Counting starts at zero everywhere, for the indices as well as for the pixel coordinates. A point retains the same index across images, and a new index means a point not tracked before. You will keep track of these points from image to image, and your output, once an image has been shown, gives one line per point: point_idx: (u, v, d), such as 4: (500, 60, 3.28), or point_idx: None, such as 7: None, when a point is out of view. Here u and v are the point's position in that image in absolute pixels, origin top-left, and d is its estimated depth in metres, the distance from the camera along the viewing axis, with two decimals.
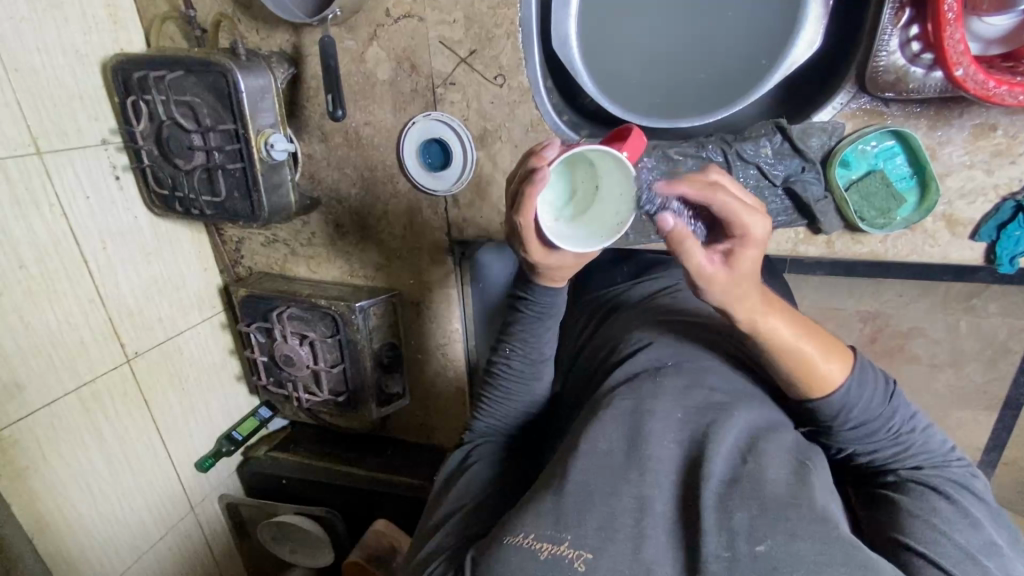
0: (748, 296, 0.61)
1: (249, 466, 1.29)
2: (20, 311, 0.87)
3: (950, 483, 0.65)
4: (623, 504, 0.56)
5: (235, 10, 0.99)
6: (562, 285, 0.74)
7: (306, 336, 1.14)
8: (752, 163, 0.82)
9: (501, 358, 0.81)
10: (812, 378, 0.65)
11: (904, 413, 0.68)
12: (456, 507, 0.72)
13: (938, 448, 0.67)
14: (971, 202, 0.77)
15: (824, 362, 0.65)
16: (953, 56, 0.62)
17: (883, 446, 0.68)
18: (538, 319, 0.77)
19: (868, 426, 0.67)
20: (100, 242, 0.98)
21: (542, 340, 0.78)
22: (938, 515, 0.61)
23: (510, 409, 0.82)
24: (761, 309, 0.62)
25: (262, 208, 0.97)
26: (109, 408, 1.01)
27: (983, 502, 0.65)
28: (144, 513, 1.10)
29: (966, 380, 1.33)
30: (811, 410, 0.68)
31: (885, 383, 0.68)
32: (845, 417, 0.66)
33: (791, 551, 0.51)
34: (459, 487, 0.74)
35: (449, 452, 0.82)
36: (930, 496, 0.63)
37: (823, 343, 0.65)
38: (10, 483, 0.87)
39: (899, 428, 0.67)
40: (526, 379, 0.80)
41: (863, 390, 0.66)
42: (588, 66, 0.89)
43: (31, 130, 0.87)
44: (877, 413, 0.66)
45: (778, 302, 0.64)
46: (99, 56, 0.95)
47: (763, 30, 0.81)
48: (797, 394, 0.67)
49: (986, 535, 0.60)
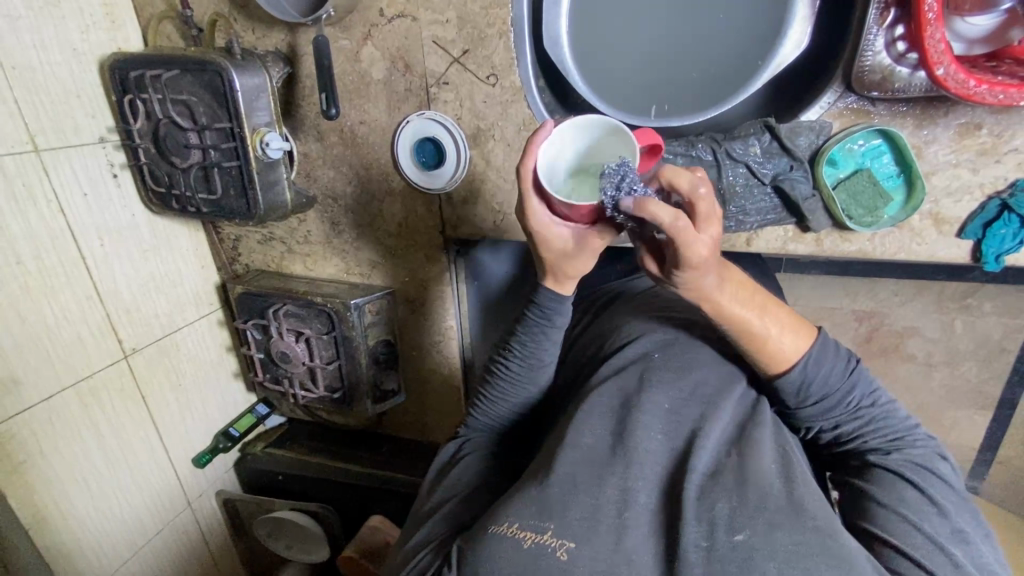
0: (699, 285, 0.64)
1: (245, 462, 1.30)
2: (18, 306, 0.88)
3: (915, 468, 0.65)
4: (607, 495, 0.57)
5: (231, 10, 1.00)
6: (566, 292, 0.76)
7: (301, 333, 1.15)
8: (742, 162, 0.83)
9: (501, 357, 0.82)
10: (766, 352, 0.68)
11: (864, 388, 0.70)
12: (445, 499, 0.73)
13: (900, 423, 0.69)
14: (957, 200, 0.78)
15: (778, 338, 0.68)
16: (934, 56, 0.63)
17: (845, 421, 0.70)
18: (544, 322, 0.77)
19: (830, 400, 0.69)
20: (97, 238, 0.99)
21: (545, 344, 0.78)
22: (907, 505, 0.61)
23: (504, 409, 0.82)
24: (716, 296, 0.65)
25: (258, 206, 0.98)
26: (105, 403, 1.02)
27: (951, 487, 0.65)
28: (140, 508, 1.11)
29: (961, 379, 1.34)
30: (775, 387, 0.71)
31: (846, 359, 0.70)
32: (806, 393, 0.69)
33: (769, 542, 0.51)
34: (450, 480, 0.75)
35: (443, 444, 0.84)
36: (898, 485, 0.64)
37: (778, 319, 0.69)
38: (7, 476, 0.88)
39: (860, 403, 0.70)
40: (523, 382, 0.81)
41: (820, 364, 0.69)
42: (578, 64, 0.90)
43: (29, 128, 0.88)
44: (837, 387, 0.69)
45: (733, 277, 0.67)
46: (97, 54, 0.96)
47: (749, 31, 0.81)
48: (761, 370, 0.71)
49: (954, 523, 0.61)
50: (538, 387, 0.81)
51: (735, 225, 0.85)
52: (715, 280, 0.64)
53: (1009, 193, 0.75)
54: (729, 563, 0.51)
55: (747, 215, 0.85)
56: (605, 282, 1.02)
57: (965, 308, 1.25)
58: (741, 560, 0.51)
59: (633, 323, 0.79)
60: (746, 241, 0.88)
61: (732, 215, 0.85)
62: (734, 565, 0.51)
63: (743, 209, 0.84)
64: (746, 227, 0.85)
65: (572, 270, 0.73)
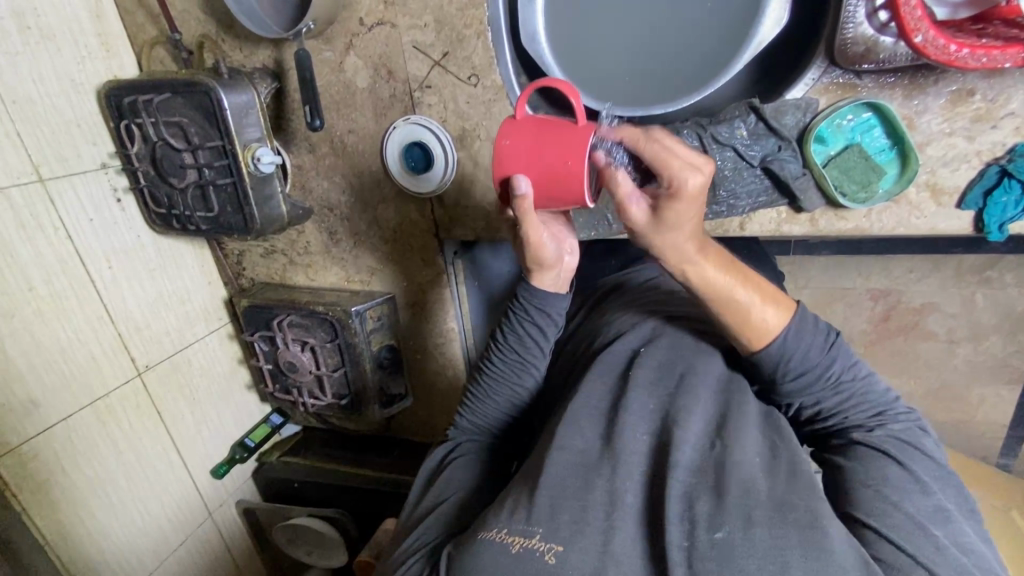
0: (678, 245, 0.64)
1: (264, 471, 1.34)
2: (32, 330, 0.92)
3: (896, 442, 0.67)
4: (594, 498, 0.59)
5: (218, 31, 1.03)
6: (538, 283, 0.79)
7: (306, 342, 1.17)
8: (728, 146, 0.81)
9: (489, 355, 0.85)
10: (748, 324, 0.69)
11: (843, 363, 0.71)
12: (434, 504, 0.74)
13: (878, 400, 0.71)
14: (954, 169, 0.75)
15: (760, 309, 0.69)
16: (911, 23, 0.61)
17: (826, 398, 0.71)
18: (528, 317, 0.80)
19: (810, 376, 0.70)
20: (105, 260, 1.02)
21: (529, 339, 0.81)
22: (889, 484, 0.63)
23: (492, 408, 0.84)
24: (691, 255, 0.65)
25: (254, 221, 1.01)
26: (122, 421, 1.06)
27: (930, 458, 0.67)
28: (164, 522, 1.15)
29: (985, 354, 1.32)
30: (754, 361, 0.72)
31: (826, 334, 0.71)
32: (786, 369, 0.70)
33: (749, 538, 0.53)
34: (438, 485, 0.76)
35: (433, 448, 0.85)
36: (878, 459, 0.66)
37: (758, 291, 0.69)
38: (31, 494, 0.92)
39: (840, 378, 0.71)
40: (511, 380, 0.83)
41: (801, 340, 0.69)
42: (557, 57, 0.89)
43: (32, 158, 0.91)
44: (817, 362, 0.70)
45: (712, 248, 0.67)
46: (94, 83, 1.00)
47: (731, 15, 0.80)
48: (740, 344, 0.72)
49: (936, 501, 0.62)
50: (526, 386, 0.84)
51: (727, 210, 0.84)
52: (695, 248, 0.65)
53: (1008, 158, 0.72)
54: (710, 561, 0.53)
55: (738, 199, 0.83)
56: (601, 278, 1.04)
57: (985, 281, 1.25)
58: (722, 557, 0.53)
59: (622, 318, 0.82)
60: (739, 225, 0.87)
61: (723, 200, 0.83)
62: (715, 563, 0.52)
63: (733, 193, 0.83)
64: (738, 211, 0.84)
65: (537, 259, 0.75)
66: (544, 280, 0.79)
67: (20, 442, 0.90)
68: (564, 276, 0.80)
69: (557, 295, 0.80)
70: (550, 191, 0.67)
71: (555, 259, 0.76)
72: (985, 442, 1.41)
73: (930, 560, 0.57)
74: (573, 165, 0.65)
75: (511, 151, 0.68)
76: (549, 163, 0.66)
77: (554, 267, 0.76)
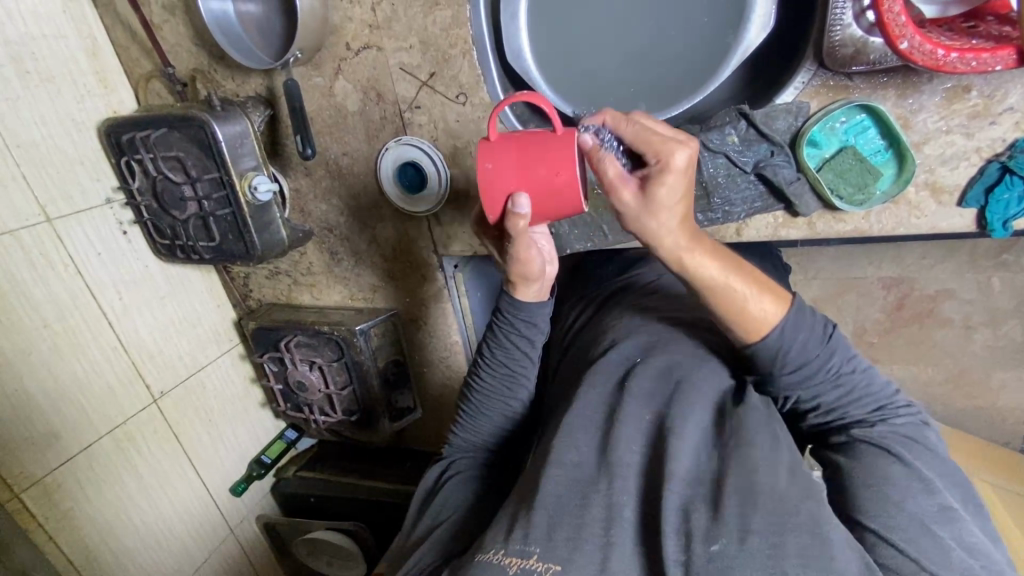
0: (671, 227, 0.64)
1: (279, 487, 1.36)
2: (49, 366, 0.95)
3: (899, 438, 0.66)
4: (592, 514, 0.60)
5: (212, 63, 1.05)
6: (524, 296, 0.81)
7: (314, 361, 1.19)
8: (720, 152, 0.79)
9: (477, 371, 0.87)
10: (744, 315, 0.68)
11: (843, 355, 0.70)
12: (432, 526, 0.77)
13: (882, 393, 0.70)
14: (954, 168, 0.73)
15: (757, 301, 0.68)
16: (896, 30, 0.60)
17: (827, 392, 0.70)
18: (514, 330, 0.82)
19: (809, 370, 0.69)
20: (116, 293, 1.05)
21: (518, 352, 0.84)
22: (891, 483, 0.62)
23: (484, 423, 0.87)
24: (683, 243, 0.65)
25: (255, 248, 1.02)
26: (141, 448, 1.09)
27: (934, 452, 0.67)
28: (188, 539, 1.19)
29: (1005, 339, 1.30)
30: (751, 355, 0.71)
31: (823, 325, 0.71)
32: (784, 363, 0.69)
33: (744, 548, 0.54)
34: (436, 505, 0.79)
35: (428, 468, 0.87)
36: (880, 458, 0.64)
37: (756, 282, 0.69)
38: (56, 523, 0.95)
39: (840, 370, 0.70)
40: (502, 395, 0.86)
41: (797, 331, 0.68)
42: (544, 73, 0.89)
43: (39, 200, 0.93)
44: (816, 356, 0.69)
45: (703, 239, 0.67)
46: (94, 120, 1.02)
47: (724, 30, 0.79)
48: (738, 337, 0.70)
49: (941, 500, 0.61)
50: (516, 399, 0.86)
51: (722, 217, 0.83)
52: (683, 237, 0.65)
53: (1008, 155, 0.70)
54: (706, 572, 0.54)
55: (733, 206, 0.82)
56: (598, 282, 1.03)
57: (1001, 264, 1.24)
58: (719, 568, 0.54)
59: (619, 328, 0.83)
60: (735, 231, 0.86)
61: (717, 207, 0.82)
62: (711, 574, 0.53)
63: (728, 200, 0.82)
64: (734, 218, 0.83)
65: (525, 273, 0.77)
66: (530, 292, 0.80)
67: (44, 474, 0.93)
68: (546, 285, 0.81)
69: (543, 303, 0.82)
70: (542, 207, 0.67)
71: (540, 271, 0.78)
72: (1010, 429, 1.37)
73: (936, 565, 0.57)
74: (565, 179, 0.65)
75: (497, 174, 0.67)
76: (539, 180, 0.65)
77: (540, 279, 0.78)
